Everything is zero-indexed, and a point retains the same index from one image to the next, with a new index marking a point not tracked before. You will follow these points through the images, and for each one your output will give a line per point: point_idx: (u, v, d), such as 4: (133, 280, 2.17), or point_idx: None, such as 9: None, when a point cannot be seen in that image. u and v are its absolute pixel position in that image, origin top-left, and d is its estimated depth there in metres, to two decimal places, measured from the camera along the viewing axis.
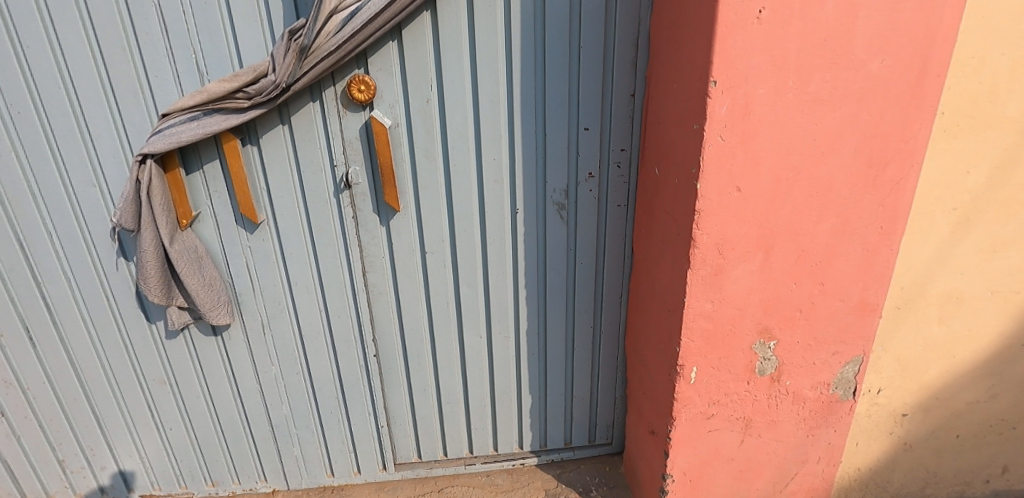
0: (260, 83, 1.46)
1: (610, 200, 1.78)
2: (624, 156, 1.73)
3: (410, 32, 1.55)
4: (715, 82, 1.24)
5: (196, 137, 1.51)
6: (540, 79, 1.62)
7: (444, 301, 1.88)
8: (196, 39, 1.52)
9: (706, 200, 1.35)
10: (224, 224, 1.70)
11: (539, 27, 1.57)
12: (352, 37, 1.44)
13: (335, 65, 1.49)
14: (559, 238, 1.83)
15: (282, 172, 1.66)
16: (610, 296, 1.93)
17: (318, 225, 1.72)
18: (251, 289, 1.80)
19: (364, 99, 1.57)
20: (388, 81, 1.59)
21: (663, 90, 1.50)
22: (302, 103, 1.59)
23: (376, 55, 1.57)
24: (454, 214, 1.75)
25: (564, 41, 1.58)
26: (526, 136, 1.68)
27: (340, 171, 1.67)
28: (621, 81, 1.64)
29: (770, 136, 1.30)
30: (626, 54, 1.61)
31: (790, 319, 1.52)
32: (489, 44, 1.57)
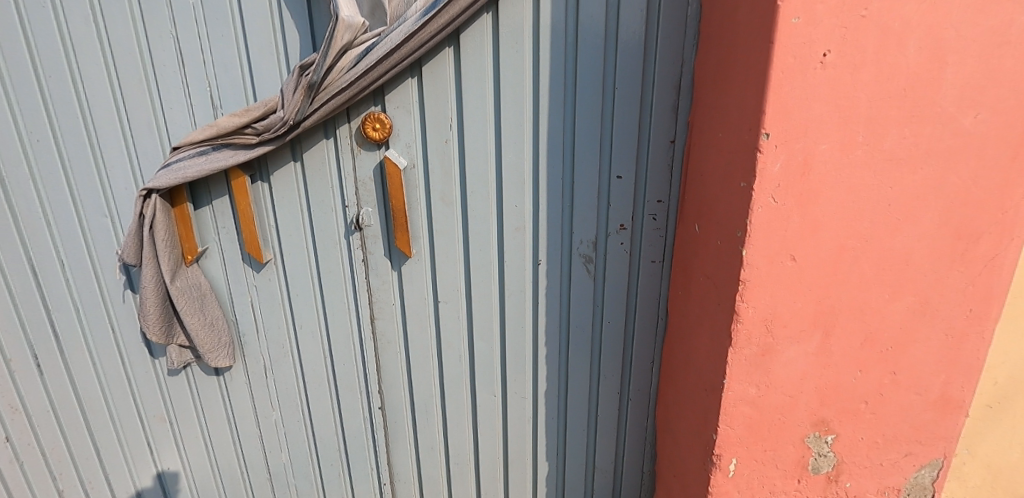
0: (268, 119, 1.37)
1: (643, 255, 1.60)
2: (661, 208, 1.55)
3: (431, 69, 1.45)
4: (767, 135, 1.06)
5: (202, 173, 1.44)
6: (569, 122, 1.48)
7: (457, 355, 1.72)
8: (212, 71, 1.46)
9: (753, 269, 1.16)
10: (231, 260, 1.62)
11: (570, 67, 1.44)
12: (365, 75, 1.35)
13: (348, 103, 1.40)
14: (585, 293, 1.65)
15: (292, 211, 1.58)
16: (641, 361, 1.72)
17: (326, 267, 1.62)
18: (255, 330, 1.71)
19: (379, 138, 1.46)
20: (405, 119, 1.49)
21: (707, 139, 1.32)
22: (315, 140, 1.51)
23: (393, 92, 1.47)
24: (471, 263, 1.61)
25: (597, 83, 1.45)
26: (553, 183, 1.53)
27: (351, 212, 1.57)
28: (660, 126, 1.47)
29: (833, 199, 1.11)
30: (666, 97, 1.44)
31: (852, 411, 1.29)
32: (515, 82, 1.44)
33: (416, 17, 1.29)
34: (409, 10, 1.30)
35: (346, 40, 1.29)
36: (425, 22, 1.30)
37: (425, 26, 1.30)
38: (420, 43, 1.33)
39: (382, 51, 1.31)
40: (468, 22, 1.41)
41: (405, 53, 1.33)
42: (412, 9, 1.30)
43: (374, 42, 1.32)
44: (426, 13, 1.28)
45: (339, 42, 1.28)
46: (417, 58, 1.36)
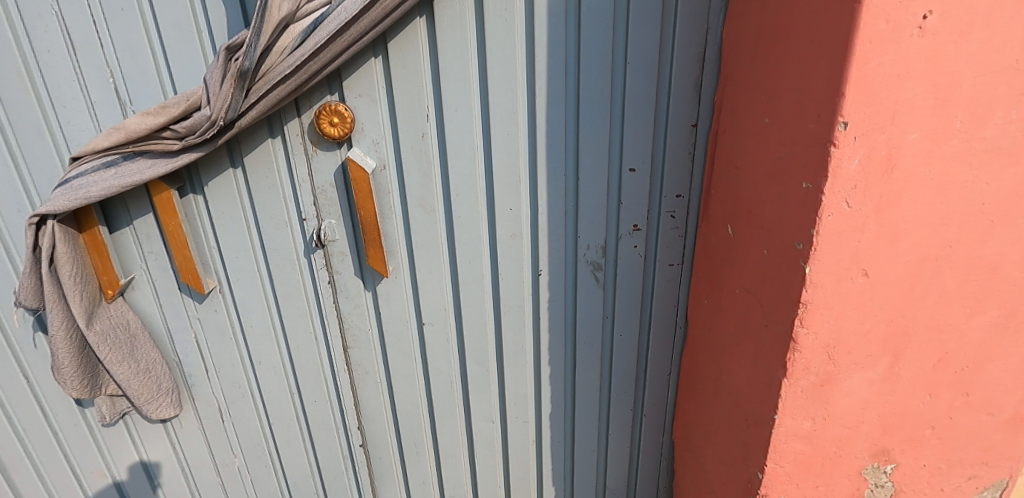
0: (192, 118, 1.06)
1: (659, 258, 1.37)
2: (680, 204, 1.31)
3: (399, 46, 1.15)
4: (845, 124, 0.82)
5: (111, 191, 1.12)
6: (572, 107, 1.22)
7: (448, 382, 1.49)
8: (113, 58, 1.14)
9: (817, 289, 0.93)
10: (165, 291, 1.33)
11: (572, 38, 1.17)
12: (316, 57, 1.05)
13: (296, 92, 1.10)
14: (594, 305, 1.43)
15: (236, 229, 1.28)
16: (657, 375, 1.51)
17: (285, 292, 1.35)
18: (204, 369, 1.43)
19: (338, 135, 1.17)
20: (369, 110, 1.20)
21: (745, 123, 1.08)
22: (258, 140, 1.21)
23: (352, 76, 1.17)
24: (460, 278, 1.37)
25: (605, 57, 1.18)
26: (554, 181, 1.27)
27: (310, 226, 1.28)
28: (680, 108, 1.22)
29: (919, 200, 0.88)
30: (689, 72, 1.19)
31: (916, 439, 1.11)
32: (505, 60, 1.17)
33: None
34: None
35: (287, 11, 0.99)
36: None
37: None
38: (383, 13, 1.04)
39: (336, 25, 1.02)
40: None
41: (365, 26, 1.04)
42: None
43: (323, 13, 1.02)
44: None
45: (279, 15, 0.98)
46: (380, 32, 1.07)
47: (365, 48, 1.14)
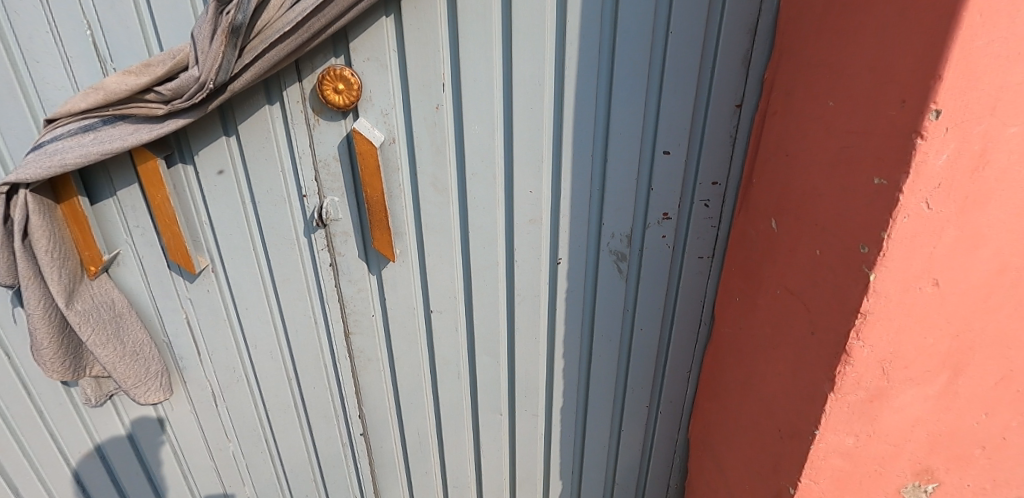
0: (178, 80, 0.93)
1: (688, 249, 1.27)
2: (715, 192, 1.21)
3: (414, 4, 1.01)
4: (937, 112, 0.70)
5: (89, 159, 1.01)
6: (605, 80, 1.10)
7: (455, 373, 1.40)
8: (91, 7, 1.01)
9: (879, 299, 0.82)
10: (152, 269, 1.23)
11: (609, 3, 1.04)
12: (319, 15, 0.92)
13: (296, 53, 0.97)
14: (615, 296, 1.33)
15: (229, 204, 1.17)
16: (677, 371, 1.43)
17: (282, 273, 1.25)
18: (196, 351, 1.34)
19: (343, 104, 1.05)
20: (378, 77, 1.07)
21: (802, 106, 0.97)
22: (254, 107, 1.09)
23: (360, 38, 1.03)
24: (472, 264, 1.26)
25: (645, 25, 1.06)
26: (580, 162, 1.16)
27: (310, 204, 1.17)
28: (725, 85, 1.11)
29: (1008, 204, 0.77)
30: (738, 45, 1.07)
31: (964, 458, 1.03)
32: (532, 26, 1.04)
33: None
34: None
35: None
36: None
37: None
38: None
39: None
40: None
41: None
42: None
43: None
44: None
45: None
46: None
47: (376, 5, 1.01)
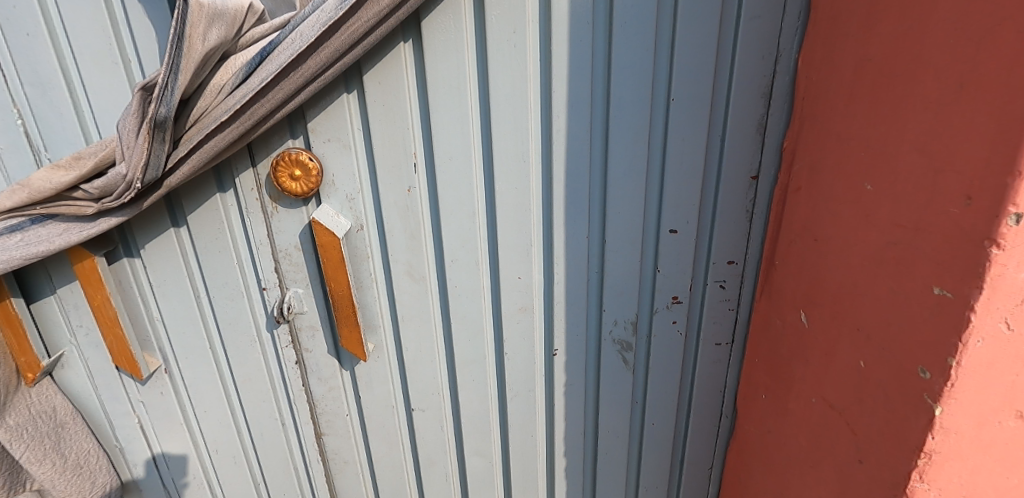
0: (105, 178, 0.81)
1: (704, 335, 1.11)
2: (732, 273, 1.05)
3: (378, 78, 0.90)
4: (1018, 217, 0.55)
5: (12, 264, 0.88)
6: (599, 154, 0.97)
7: (442, 475, 1.23)
8: (22, 95, 0.91)
9: (947, 436, 0.65)
10: (99, 371, 1.10)
11: (600, 71, 0.92)
12: (264, 99, 0.80)
13: (240, 141, 0.84)
14: (621, 389, 1.16)
15: (181, 299, 1.04)
16: (696, 469, 1.24)
17: (243, 372, 1.11)
18: (151, 458, 1.20)
19: (301, 191, 0.93)
20: (341, 159, 0.95)
21: (832, 186, 0.82)
22: (204, 196, 0.97)
23: (319, 117, 0.92)
24: (456, 358, 1.11)
25: (643, 93, 0.93)
26: (574, 243, 1.02)
27: (271, 297, 1.04)
28: (737, 155, 0.97)
29: None
30: (750, 111, 0.94)
31: None
32: (513, 98, 0.92)
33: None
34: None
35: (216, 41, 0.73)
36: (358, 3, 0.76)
37: (359, 11, 0.77)
38: (351, 42, 0.79)
39: (287, 58, 0.77)
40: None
41: (326, 59, 0.79)
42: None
43: (270, 42, 0.77)
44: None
45: (201, 49, 0.71)
46: (350, 64, 0.83)
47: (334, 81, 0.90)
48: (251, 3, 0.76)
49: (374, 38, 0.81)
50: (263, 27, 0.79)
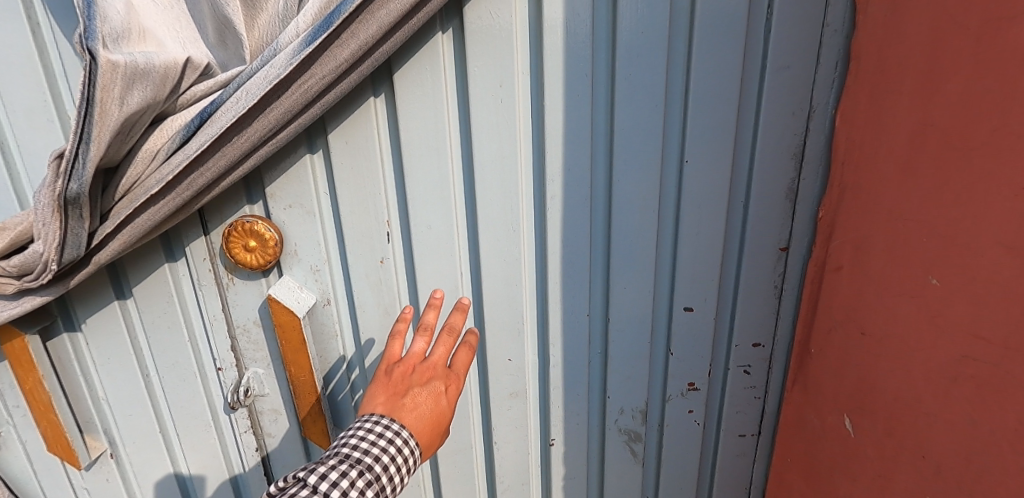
0: (20, 256, 0.70)
1: (726, 427, 0.95)
2: (758, 357, 0.91)
3: (345, 137, 0.79)
4: None
5: None
6: (602, 221, 0.85)
7: None
8: None
9: None
10: (39, 454, 0.98)
11: (602, 129, 0.80)
12: (204, 167, 0.69)
13: (180, 211, 0.74)
14: (629, 485, 1.01)
15: (127, 378, 0.92)
16: None
17: (198, 459, 0.98)
18: None
19: (256, 263, 0.81)
20: (304, 227, 0.83)
21: (884, 272, 0.67)
22: (149, 268, 0.84)
23: (279, 181, 0.80)
24: (438, 447, 0.97)
25: (652, 153, 0.81)
26: (572, 321, 0.89)
27: (228, 378, 0.92)
28: (762, 223, 0.84)
29: None
30: (778, 174, 0.81)
31: None
32: (501, 160, 0.80)
33: (287, 53, 0.64)
34: (282, 35, 0.65)
35: (140, 103, 0.63)
36: (313, 57, 0.65)
37: (314, 65, 0.66)
38: (306, 100, 0.68)
39: (228, 120, 0.66)
40: (407, 47, 0.76)
41: (276, 120, 0.68)
42: (288, 32, 0.65)
43: (209, 103, 0.67)
44: (311, 39, 0.63)
45: (120, 114, 0.62)
46: (308, 124, 0.72)
47: (296, 139, 0.78)
48: (187, 57, 0.66)
49: (334, 95, 0.70)
50: (206, 84, 0.68)
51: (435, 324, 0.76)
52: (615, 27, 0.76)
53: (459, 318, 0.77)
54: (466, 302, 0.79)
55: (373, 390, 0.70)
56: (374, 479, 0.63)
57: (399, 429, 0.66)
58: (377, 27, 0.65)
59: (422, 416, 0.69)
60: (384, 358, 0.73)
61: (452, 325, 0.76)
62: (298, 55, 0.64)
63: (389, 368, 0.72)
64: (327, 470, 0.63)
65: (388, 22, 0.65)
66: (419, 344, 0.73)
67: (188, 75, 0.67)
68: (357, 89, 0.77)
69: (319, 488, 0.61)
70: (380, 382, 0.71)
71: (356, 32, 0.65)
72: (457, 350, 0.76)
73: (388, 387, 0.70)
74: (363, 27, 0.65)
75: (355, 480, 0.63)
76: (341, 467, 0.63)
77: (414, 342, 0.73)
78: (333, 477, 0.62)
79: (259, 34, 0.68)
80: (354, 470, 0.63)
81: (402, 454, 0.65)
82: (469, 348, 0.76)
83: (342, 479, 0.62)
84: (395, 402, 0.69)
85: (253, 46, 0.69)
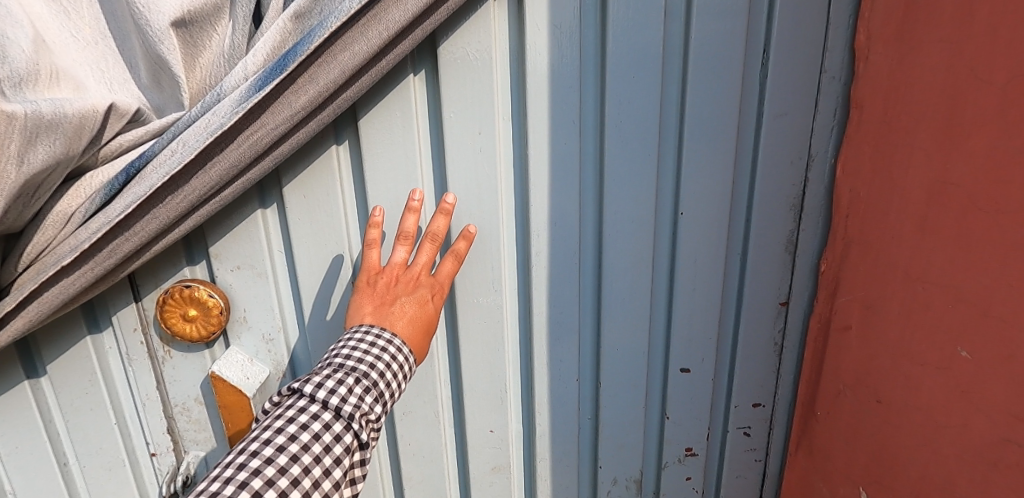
0: None
1: (724, 492, 0.88)
2: (759, 418, 0.84)
3: (302, 190, 0.69)
4: None
5: None
6: (591, 277, 0.78)
7: None
8: None
9: None
10: None
11: (591, 179, 0.74)
12: (132, 231, 0.59)
13: (100, 282, 0.62)
14: None
15: (39, 473, 0.78)
16: None
17: None
18: None
19: (197, 334, 0.70)
20: (254, 290, 0.73)
21: (909, 340, 0.62)
22: (66, 343, 0.71)
23: (225, 239, 0.70)
24: None
25: (645, 205, 0.74)
26: (561, 386, 0.81)
27: (163, 464, 0.79)
28: (761, 276, 0.78)
29: None
30: (776, 225, 0.76)
31: None
32: (481, 214, 0.73)
33: (232, 101, 0.55)
34: (226, 79, 0.56)
35: (46, 161, 0.53)
36: (263, 105, 0.56)
37: (265, 114, 0.57)
38: (256, 153, 0.59)
39: (161, 179, 0.56)
40: (374, 91, 0.67)
41: (220, 176, 0.58)
42: (234, 75, 0.56)
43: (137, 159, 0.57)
44: (260, 85, 0.54)
45: (21, 174, 0.52)
46: (257, 179, 0.62)
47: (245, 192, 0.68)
48: (109, 103, 0.55)
49: (290, 146, 0.61)
50: (135, 134, 0.59)
51: (414, 230, 0.68)
52: (603, 70, 0.69)
53: (441, 221, 0.69)
54: (447, 204, 0.69)
55: (357, 299, 0.67)
56: (373, 385, 0.61)
57: (389, 339, 0.64)
58: (339, 72, 0.57)
59: (413, 322, 0.67)
60: (364, 266, 0.69)
61: (433, 231, 0.69)
62: (244, 103, 0.55)
63: (372, 276, 0.68)
64: (323, 381, 0.60)
65: (352, 66, 0.57)
66: (399, 253, 0.68)
67: (109, 125, 0.56)
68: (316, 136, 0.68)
69: (317, 398, 0.58)
70: (364, 290, 0.67)
71: (313, 77, 0.56)
72: (442, 258, 0.70)
73: (373, 296, 0.67)
74: (323, 71, 0.56)
75: (353, 387, 0.59)
76: (337, 376, 0.60)
77: (394, 251, 0.68)
78: (328, 385, 0.59)
79: (200, 76, 0.61)
80: (351, 378, 0.60)
81: (398, 362, 0.63)
82: (464, 238, 0.69)
83: (339, 386, 0.59)
84: (384, 312, 0.66)
85: (193, 89, 0.61)
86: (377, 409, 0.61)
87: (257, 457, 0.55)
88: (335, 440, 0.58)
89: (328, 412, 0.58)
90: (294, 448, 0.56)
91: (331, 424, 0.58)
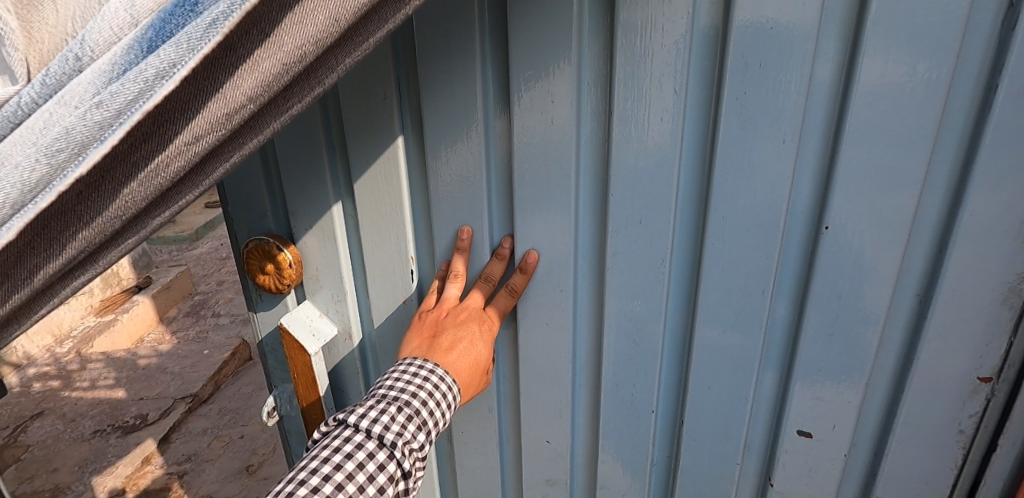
0: None
1: None
2: None
3: (364, 155, 0.65)
4: None
5: None
6: (684, 296, 0.61)
7: None
8: None
9: None
10: None
11: (695, 171, 0.56)
12: None
13: None
14: None
15: None
16: None
17: None
18: None
19: (274, 285, 0.73)
20: (325, 251, 0.72)
21: None
22: None
23: (298, 199, 0.70)
24: None
25: (768, 214, 0.54)
26: (633, 415, 0.67)
27: None
28: (944, 337, 0.53)
29: None
30: (985, 269, 0.49)
31: None
32: (550, 203, 0.60)
33: (102, 73, 0.36)
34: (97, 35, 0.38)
35: None
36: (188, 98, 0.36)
37: (191, 112, 0.37)
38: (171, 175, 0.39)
39: None
40: (440, 64, 0.58)
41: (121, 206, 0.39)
42: (114, 27, 0.38)
43: None
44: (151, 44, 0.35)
45: None
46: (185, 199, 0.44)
47: (318, 169, 0.67)
48: None
49: (230, 161, 0.44)
50: None
51: (463, 269, 0.64)
52: (726, 18, 0.49)
53: (498, 265, 0.64)
54: (503, 248, 0.63)
55: (409, 335, 0.64)
56: (416, 414, 0.57)
57: (432, 370, 0.59)
58: (326, 21, 0.37)
59: (464, 357, 0.61)
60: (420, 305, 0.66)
61: (485, 273, 0.64)
62: (120, 87, 0.34)
63: (425, 313, 0.65)
64: (365, 410, 0.57)
65: (335, 26, 0.38)
66: (448, 291, 0.64)
67: None
68: (383, 116, 0.62)
69: (360, 427, 0.56)
70: (416, 326, 0.64)
71: (271, 35, 0.36)
72: (496, 294, 0.64)
73: (423, 332, 0.63)
74: (292, 31, 0.37)
75: (395, 416, 0.57)
76: (380, 406, 0.57)
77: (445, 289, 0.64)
78: (371, 414, 0.57)
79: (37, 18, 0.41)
80: (393, 406, 0.57)
81: (442, 393, 0.59)
82: (523, 268, 0.62)
83: (382, 415, 0.56)
84: (430, 344, 0.61)
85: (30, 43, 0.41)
86: (420, 438, 0.57)
87: (302, 486, 0.53)
88: (378, 469, 0.55)
89: (372, 441, 0.56)
90: (338, 477, 0.54)
91: (374, 454, 0.56)
